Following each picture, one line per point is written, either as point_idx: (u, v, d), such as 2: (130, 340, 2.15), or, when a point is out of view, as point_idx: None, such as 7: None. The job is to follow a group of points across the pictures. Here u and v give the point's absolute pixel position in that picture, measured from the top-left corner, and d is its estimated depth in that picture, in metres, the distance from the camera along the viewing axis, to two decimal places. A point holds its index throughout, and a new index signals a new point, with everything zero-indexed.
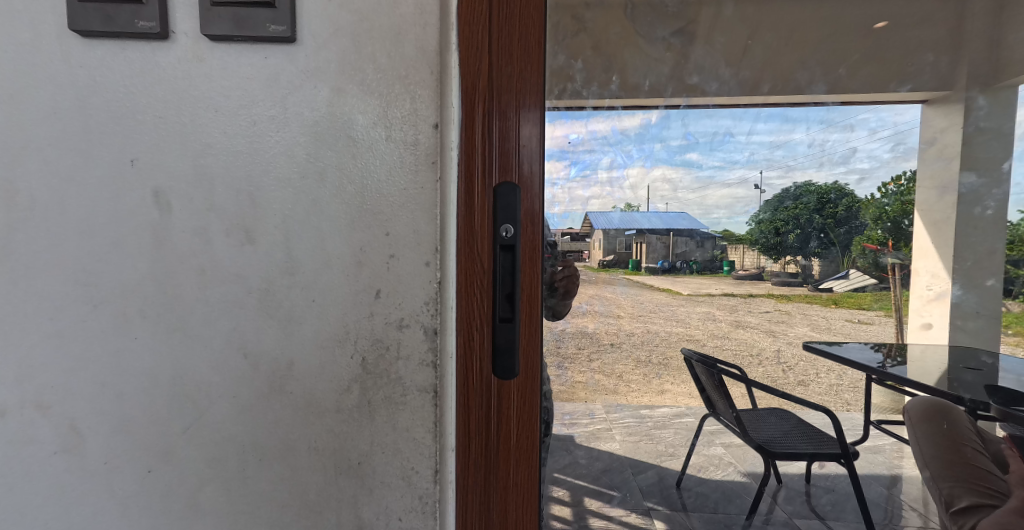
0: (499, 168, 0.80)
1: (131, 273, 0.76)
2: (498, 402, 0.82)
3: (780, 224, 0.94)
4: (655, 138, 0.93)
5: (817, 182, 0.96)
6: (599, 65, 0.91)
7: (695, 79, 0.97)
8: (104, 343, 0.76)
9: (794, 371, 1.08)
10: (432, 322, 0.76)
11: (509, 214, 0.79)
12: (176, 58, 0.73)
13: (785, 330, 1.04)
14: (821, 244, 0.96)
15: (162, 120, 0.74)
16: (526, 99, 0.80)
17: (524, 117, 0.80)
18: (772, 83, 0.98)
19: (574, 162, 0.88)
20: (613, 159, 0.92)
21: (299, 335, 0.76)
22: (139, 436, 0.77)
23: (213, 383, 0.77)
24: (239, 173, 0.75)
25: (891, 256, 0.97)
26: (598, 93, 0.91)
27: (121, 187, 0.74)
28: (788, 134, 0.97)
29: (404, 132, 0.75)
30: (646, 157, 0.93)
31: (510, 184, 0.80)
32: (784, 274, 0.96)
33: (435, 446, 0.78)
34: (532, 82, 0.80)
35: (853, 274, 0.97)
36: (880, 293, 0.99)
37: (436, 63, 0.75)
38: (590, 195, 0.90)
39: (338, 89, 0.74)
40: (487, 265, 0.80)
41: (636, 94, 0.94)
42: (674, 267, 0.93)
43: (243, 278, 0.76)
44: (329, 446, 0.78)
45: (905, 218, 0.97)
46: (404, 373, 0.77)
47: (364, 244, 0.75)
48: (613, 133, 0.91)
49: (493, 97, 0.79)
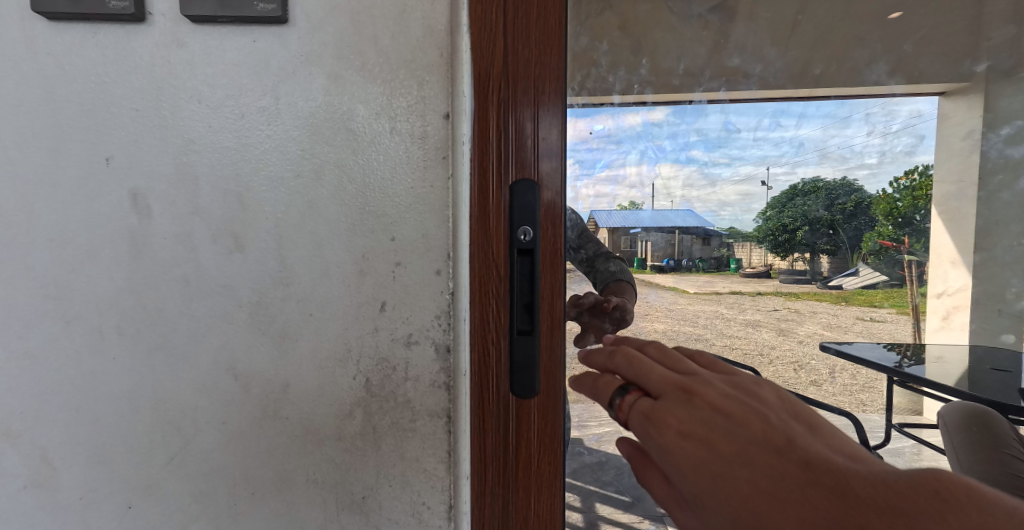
0: (515, 164, 0.71)
1: (108, 285, 0.68)
2: (516, 425, 0.73)
3: (788, 220, 0.84)
4: (690, 129, 0.83)
5: (824, 178, 0.85)
6: (626, 48, 0.82)
7: (736, 61, 0.86)
8: (79, 363, 0.68)
9: (806, 371, 0.91)
10: (444, 338, 0.68)
11: (527, 215, 0.71)
12: (153, 43, 0.65)
13: (794, 327, 0.90)
14: (829, 241, 0.85)
15: (138, 114, 0.66)
16: (546, 88, 0.72)
17: (543, 107, 0.72)
18: (825, 64, 0.87)
19: (599, 157, 0.80)
20: (642, 153, 0.83)
21: (294, 354, 0.68)
22: (117, 468, 0.69)
23: (199, 407, 0.69)
24: (226, 172, 0.67)
25: (908, 254, 0.88)
26: (625, 78, 0.82)
27: (95, 188, 0.66)
28: (845, 126, 0.86)
29: (411, 124, 0.67)
30: (681, 150, 0.83)
31: (528, 181, 0.71)
32: (793, 271, 0.86)
33: (449, 477, 0.69)
34: (551, 69, 0.72)
35: (864, 270, 0.87)
36: (891, 290, 0.89)
37: (445, 44, 0.66)
38: (617, 192, 0.82)
39: (335, 75, 0.65)
40: (504, 269, 0.71)
41: (667, 79, 0.84)
42: (680, 265, 0.84)
43: (231, 289, 0.68)
44: (330, 477, 0.69)
45: (917, 213, 0.87)
46: (413, 396, 0.68)
47: (366, 250, 0.67)
48: (643, 125, 0.82)
49: (508, 85, 0.70)
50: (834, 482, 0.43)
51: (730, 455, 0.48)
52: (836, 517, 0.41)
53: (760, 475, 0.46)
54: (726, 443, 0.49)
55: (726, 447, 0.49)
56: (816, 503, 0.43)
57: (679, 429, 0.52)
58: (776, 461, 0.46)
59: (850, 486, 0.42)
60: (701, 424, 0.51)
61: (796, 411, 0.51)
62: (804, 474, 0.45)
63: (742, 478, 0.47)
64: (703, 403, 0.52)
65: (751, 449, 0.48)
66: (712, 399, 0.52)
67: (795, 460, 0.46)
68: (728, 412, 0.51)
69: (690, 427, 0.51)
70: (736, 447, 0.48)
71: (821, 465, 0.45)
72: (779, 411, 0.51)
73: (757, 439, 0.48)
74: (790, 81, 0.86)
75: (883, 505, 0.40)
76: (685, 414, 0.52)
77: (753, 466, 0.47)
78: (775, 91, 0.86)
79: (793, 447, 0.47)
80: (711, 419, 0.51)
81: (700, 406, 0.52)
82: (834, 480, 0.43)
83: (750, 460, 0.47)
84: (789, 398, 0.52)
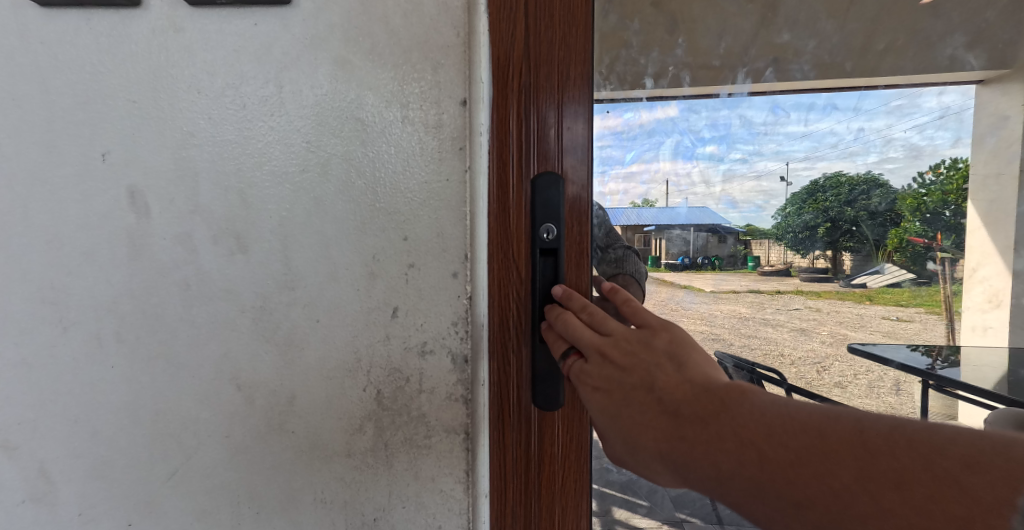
0: (537, 156, 0.66)
1: (104, 289, 0.63)
2: (539, 439, 0.68)
3: (811, 217, 0.77)
4: (731, 115, 0.76)
5: (847, 173, 0.78)
6: (660, 26, 0.75)
7: (785, 37, 0.79)
8: (76, 373, 0.64)
9: (830, 372, 0.82)
10: (461, 346, 0.62)
11: (549, 211, 0.65)
12: (150, 29, 0.61)
13: (817, 327, 0.81)
14: (853, 238, 0.79)
15: (135, 106, 0.62)
16: (572, 72, 0.66)
17: (568, 95, 0.66)
18: (889, 38, 0.81)
19: (629, 149, 0.74)
20: (677, 144, 0.76)
21: (301, 364, 0.63)
22: (116, 483, 0.65)
23: (201, 419, 0.64)
24: (227, 167, 0.62)
25: (941, 251, 0.81)
26: (659, 60, 0.75)
27: (91, 186, 0.62)
28: (903, 109, 0.78)
29: (424, 113, 0.61)
30: (721, 138, 0.76)
31: (551, 174, 0.65)
32: (813, 269, 0.78)
33: (467, 496, 0.63)
34: (577, 51, 0.66)
35: (888, 269, 0.79)
36: (918, 290, 0.80)
37: (462, 23, 0.60)
38: (649, 184, 0.75)
39: (342, 61, 0.60)
40: (525, 271, 0.65)
41: (707, 59, 0.77)
42: (695, 263, 0.76)
43: (234, 293, 0.63)
44: (339, 497, 0.63)
45: (947, 209, 0.80)
46: (428, 409, 0.62)
47: (378, 250, 0.61)
48: (679, 113, 0.75)
49: (529, 69, 0.65)
50: (691, 411, 0.47)
51: (621, 400, 0.52)
52: (671, 437, 0.47)
53: (641, 416, 0.50)
54: (620, 391, 0.52)
55: (621, 396, 0.52)
56: (671, 427, 0.48)
57: (591, 386, 0.55)
58: (646, 399, 0.50)
59: (689, 409, 0.47)
60: (603, 378, 0.54)
61: (677, 351, 0.52)
62: (663, 407, 0.49)
63: (615, 415, 0.52)
64: (609, 360, 0.54)
65: (635, 393, 0.51)
66: (615, 354, 0.54)
67: (659, 397, 0.49)
68: (622, 365, 0.53)
69: (596, 379, 0.54)
70: (626, 393, 0.52)
71: (676, 397, 0.49)
72: (670, 354, 0.52)
73: (646, 385, 0.51)
74: (848, 58, 0.80)
75: (696, 419, 0.47)
76: (593, 369, 0.55)
77: (638, 408, 0.50)
78: (830, 69, 0.80)
79: (660, 387, 0.50)
80: (612, 371, 0.54)
81: (607, 362, 0.54)
82: (676, 406, 0.48)
83: (635, 402, 0.51)
84: (677, 337, 0.53)
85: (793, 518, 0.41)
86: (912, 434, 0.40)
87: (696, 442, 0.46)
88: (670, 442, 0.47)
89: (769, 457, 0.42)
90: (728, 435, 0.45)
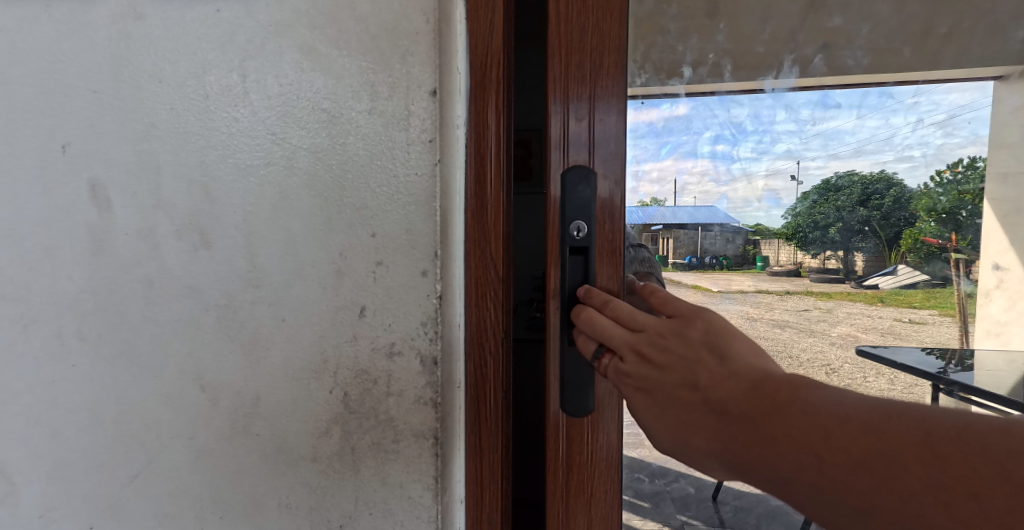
0: (570, 152, 0.70)
1: (66, 286, 0.61)
2: (567, 446, 0.70)
3: (820, 217, 0.73)
4: (774, 106, 0.73)
5: (860, 171, 0.73)
6: (699, 11, 0.73)
7: (837, 21, 0.73)
8: (37, 372, 0.62)
9: (840, 375, 0.77)
10: (430, 348, 0.59)
11: (581, 210, 0.69)
12: (110, 16, 0.59)
13: (825, 328, 0.77)
14: (865, 239, 0.73)
15: (96, 96, 0.60)
16: (604, 59, 0.70)
17: (600, 86, 0.70)
18: (954, 20, 0.72)
19: (666, 145, 0.74)
20: (717, 138, 0.74)
21: (266, 364, 0.61)
22: (78, 485, 0.63)
23: (164, 420, 0.62)
24: (190, 160, 0.60)
25: (957, 252, 0.72)
26: (698, 47, 0.73)
27: (51, 180, 0.60)
28: (968, 95, 0.71)
29: (393, 104, 0.58)
30: (765, 131, 0.74)
31: (583, 172, 0.70)
32: (823, 269, 0.75)
33: (437, 504, 0.60)
34: (610, 37, 0.69)
35: (902, 270, 0.73)
36: (933, 292, 0.74)
37: (431, 9, 0.57)
38: (686, 181, 0.75)
39: (309, 47, 0.58)
40: (555, 266, 0.69)
41: (749, 46, 0.73)
42: (703, 264, 0.75)
43: (197, 291, 0.61)
44: (304, 503, 0.61)
45: (965, 208, 0.71)
46: (396, 413, 0.60)
47: (345, 247, 0.59)
48: (720, 105, 0.73)
49: (562, 57, 0.70)
50: (739, 411, 0.43)
51: (664, 400, 0.48)
52: (720, 438, 0.43)
53: (685, 415, 0.46)
54: (662, 389, 0.48)
55: (663, 395, 0.48)
56: (718, 429, 0.43)
57: (631, 385, 0.51)
58: (690, 398, 0.46)
59: (736, 408, 0.43)
60: (641, 377, 0.50)
61: (714, 343, 0.47)
62: (708, 407, 0.44)
63: (656, 414, 0.48)
64: (645, 358, 0.50)
65: (677, 391, 0.47)
66: (650, 351, 0.50)
67: (704, 396, 0.45)
68: (660, 362, 0.49)
69: (638, 378, 0.51)
70: (667, 393, 0.47)
71: (723, 396, 0.44)
72: (710, 348, 0.47)
73: (689, 382, 0.46)
74: (907, 44, 0.72)
75: (746, 420, 0.42)
76: (630, 367, 0.51)
77: (682, 408, 0.46)
78: (886, 55, 0.73)
79: (702, 385, 0.45)
80: (651, 369, 0.50)
81: (643, 361, 0.51)
82: (723, 405, 0.43)
83: (678, 402, 0.46)
84: (713, 325, 0.48)
85: (859, 525, 0.36)
86: (990, 435, 0.33)
87: (749, 445, 0.41)
88: (721, 443, 0.43)
89: (827, 460, 0.37)
90: (782, 437, 0.40)
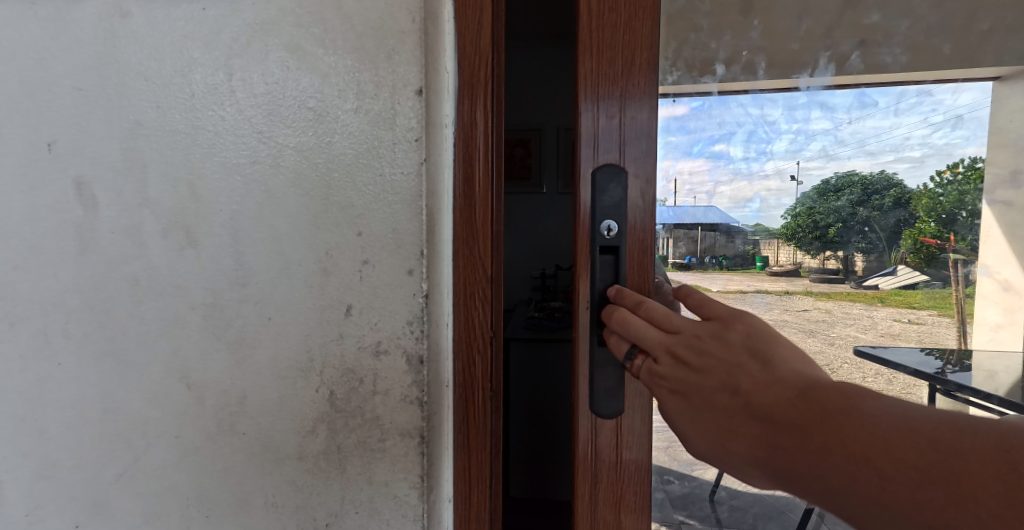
0: (600, 150, 0.66)
1: (52, 284, 0.61)
2: (596, 447, 0.68)
3: (820, 217, 0.74)
4: (809, 104, 0.74)
5: (859, 172, 0.74)
6: (733, 7, 0.72)
7: (874, 17, 0.73)
8: (22, 370, 0.62)
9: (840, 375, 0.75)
10: (417, 347, 0.59)
11: (614, 208, 0.65)
12: (96, 14, 0.59)
13: (825, 328, 0.76)
14: (865, 238, 0.74)
15: (81, 94, 0.59)
16: (637, 57, 0.65)
17: (632, 84, 0.66)
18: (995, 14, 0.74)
19: (697, 143, 0.73)
20: (750, 135, 0.74)
21: (252, 363, 0.61)
22: (63, 483, 0.63)
23: (150, 418, 0.62)
24: (175, 158, 0.60)
25: (955, 253, 0.75)
26: (731, 44, 0.73)
27: (36, 178, 0.60)
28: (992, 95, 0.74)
29: (378, 102, 0.58)
30: (800, 129, 0.74)
31: (613, 168, 0.66)
32: (823, 269, 0.76)
33: (422, 504, 0.60)
34: (643, 34, 0.65)
35: (902, 270, 0.75)
36: (933, 292, 0.76)
37: (417, 7, 0.57)
38: (718, 180, 0.74)
39: (295, 46, 0.58)
40: (585, 270, 0.66)
41: (783, 43, 0.73)
42: (703, 263, 0.73)
43: (183, 290, 0.61)
44: (290, 502, 0.61)
45: (965, 209, 0.74)
46: (383, 412, 0.59)
47: (331, 246, 0.59)
48: (754, 102, 0.73)
49: (593, 55, 0.66)
50: (785, 418, 0.40)
51: (702, 404, 0.46)
52: (764, 445, 0.41)
53: (725, 421, 0.44)
54: (700, 394, 0.46)
55: (701, 400, 0.46)
56: (762, 436, 0.41)
57: (666, 388, 0.49)
58: (730, 403, 0.43)
59: (781, 416, 0.40)
60: (676, 379, 0.48)
61: (757, 347, 0.44)
62: (751, 414, 0.42)
63: (693, 419, 0.46)
64: (681, 360, 0.48)
65: (716, 396, 0.45)
66: (686, 353, 0.48)
67: (745, 402, 0.42)
68: (697, 366, 0.47)
69: (674, 382, 0.48)
70: (705, 398, 0.45)
71: (767, 403, 0.41)
72: (753, 353, 0.44)
73: (730, 387, 0.44)
74: (947, 40, 0.74)
75: (793, 428, 0.39)
76: (665, 370, 0.50)
77: (723, 414, 0.44)
78: (925, 52, 0.74)
79: (744, 390, 0.43)
80: (688, 372, 0.48)
81: (678, 363, 0.49)
82: (767, 412, 0.41)
83: (718, 407, 0.44)
84: (755, 330, 0.45)
85: None
86: None
87: (796, 454, 0.39)
88: (764, 450, 0.41)
89: (886, 474, 0.35)
90: (835, 447, 0.37)
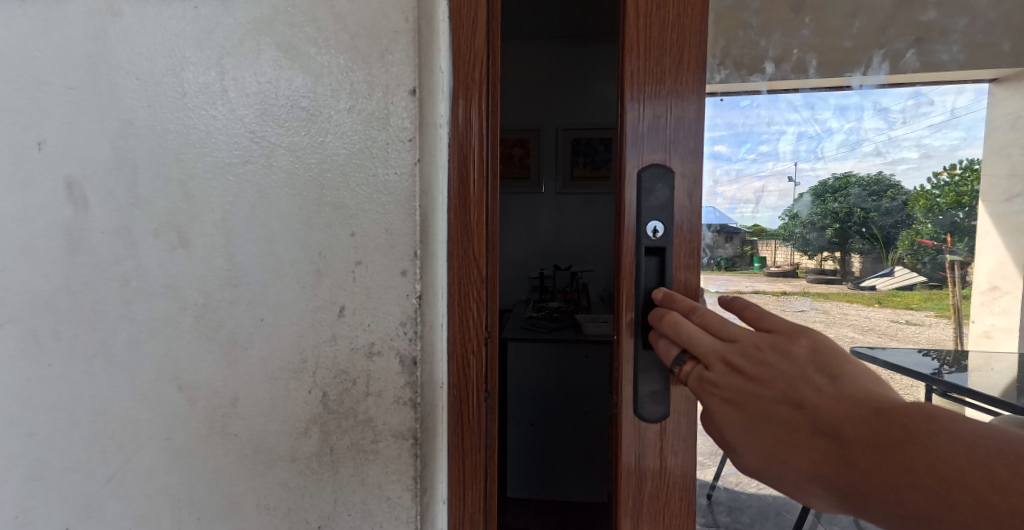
0: (649, 150, 0.65)
1: (42, 285, 0.61)
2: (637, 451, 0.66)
3: (818, 217, 0.75)
4: (862, 104, 0.73)
5: (858, 173, 0.75)
6: (784, 4, 0.71)
7: (931, 14, 0.72)
8: (11, 371, 0.62)
9: None
10: (410, 348, 0.58)
11: (663, 210, 0.64)
12: (87, 12, 0.58)
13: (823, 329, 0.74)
14: (863, 239, 0.75)
15: (72, 93, 0.59)
16: (686, 56, 0.65)
17: (681, 83, 0.65)
18: None
19: (747, 141, 0.72)
20: (800, 135, 0.74)
21: (245, 365, 0.60)
22: (52, 485, 0.63)
23: (141, 420, 0.62)
24: (167, 157, 0.59)
25: (951, 254, 0.76)
26: (782, 42, 0.71)
27: (26, 178, 0.60)
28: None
29: (370, 101, 0.57)
30: (854, 128, 0.74)
31: (660, 170, 0.64)
32: (820, 270, 0.75)
33: (416, 506, 0.59)
34: (691, 32, 0.65)
35: (898, 271, 0.75)
36: (931, 293, 0.76)
37: (411, 7, 0.56)
38: (765, 180, 0.74)
39: (288, 45, 0.57)
40: (630, 272, 0.65)
41: (837, 41, 0.72)
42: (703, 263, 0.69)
43: (175, 291, 0.60)
44: (283, 503, 0.61)
45: (961, 210, 0.76)
46: (376, 414, 0.59)
47: (324, 246, 0.58)
48: (807, 102, 0.73)
49: (639, 53, 0.65)
50: (856, 435, 0.38)
51: (760, 417, 0.44)
52: (832, 462, 0.39)
53: (787, 435, 0.42)
54: (759, 406, 0.44)
55: (760, 411, 0.44)
56: (829, 452, 0.39)
57: (718, 398, 0.48)
58: (792, 417, 0.41)
59: (852, 433, 0.38)
60: (732, 389, 0.47)
61: (827, 362, 0.41)
62: (817, 429, 0.40)
63: (748, 429, 0.45)
64: (738, 371, 0.47)
65: (778, 409, 0.43)
66: (743, 364, 0.46)
67: (810, 417, 0.40)
68: (754, 377, 0.45)
69: (728, 393, 0.47)
70: (765, 410, 0.43)
71: (836, 418, 0.39)
72: (820, 367, 0.42)
73: (792, 400, 0.42)
74: (1006, 38, 0.73)
75: (867, 445, 0.37)
76: (720, 380, 0.48)
77: (785, 427, 0.42)
78: (982, 50, 0.73)
79: (808, 404, 0.41)
80: (745, 383, 0.46)
81: (734, 372, 0.47)
82: (836, 428, 0.39)
83: (780, 420, 0.42)
84: (822, 343, 0.43)
85: None
86: None
87: (869, 473, 0.36)
88: (831, 467, 0.39)
89: (979, 500, 0.32)
90: (918, 469, 0.34)
